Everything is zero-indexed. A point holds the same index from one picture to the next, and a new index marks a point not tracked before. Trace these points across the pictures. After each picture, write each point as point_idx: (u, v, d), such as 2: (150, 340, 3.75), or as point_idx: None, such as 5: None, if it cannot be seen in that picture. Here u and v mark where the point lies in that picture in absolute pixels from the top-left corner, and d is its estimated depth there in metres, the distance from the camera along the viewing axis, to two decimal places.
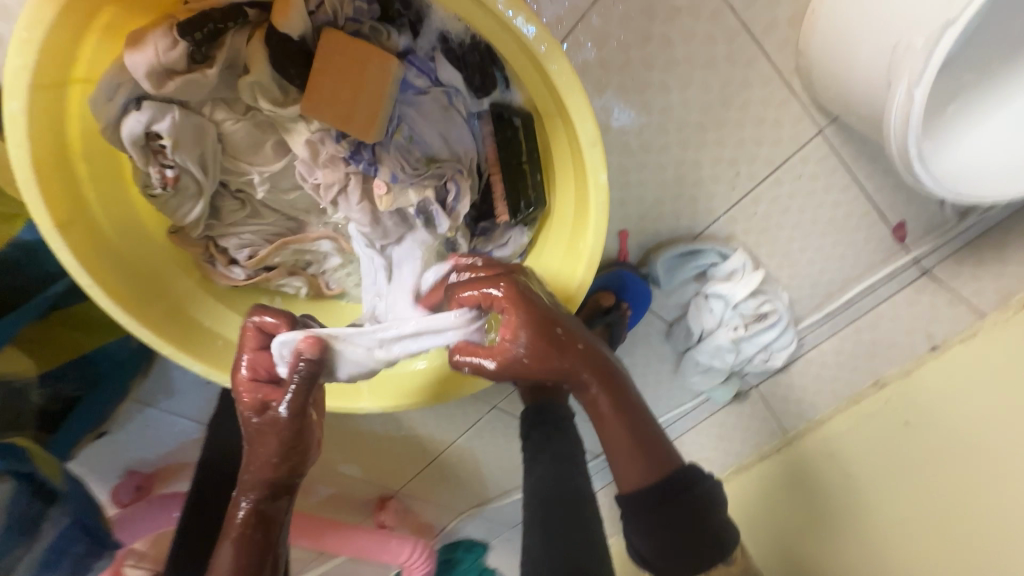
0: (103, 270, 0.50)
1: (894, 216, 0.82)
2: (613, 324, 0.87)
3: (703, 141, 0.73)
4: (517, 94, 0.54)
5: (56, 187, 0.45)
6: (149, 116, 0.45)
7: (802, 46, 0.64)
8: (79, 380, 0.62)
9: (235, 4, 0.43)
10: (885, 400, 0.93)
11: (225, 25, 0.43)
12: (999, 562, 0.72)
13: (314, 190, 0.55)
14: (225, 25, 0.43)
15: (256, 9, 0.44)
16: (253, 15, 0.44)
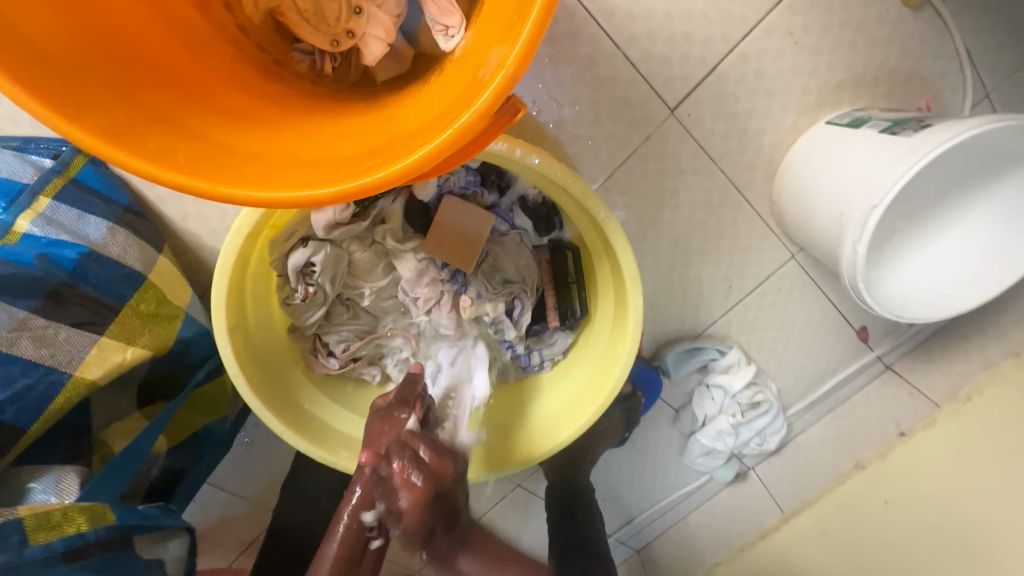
0: (246, 363, 0.64)
1: (858, 322, 1.00)
2: (631, 410, 1.03)
3: (702, 262, 0.92)
4: (569, 233, 0.73)
5: (234, 299, 0.61)
6: (311, 250, 0.63)
7: (776, 197, 0.85)
8: (190, 454, 0.72)
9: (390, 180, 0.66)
10: (865, 481, 1.06)
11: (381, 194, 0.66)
12: None
13: (413, 301, 0.71)
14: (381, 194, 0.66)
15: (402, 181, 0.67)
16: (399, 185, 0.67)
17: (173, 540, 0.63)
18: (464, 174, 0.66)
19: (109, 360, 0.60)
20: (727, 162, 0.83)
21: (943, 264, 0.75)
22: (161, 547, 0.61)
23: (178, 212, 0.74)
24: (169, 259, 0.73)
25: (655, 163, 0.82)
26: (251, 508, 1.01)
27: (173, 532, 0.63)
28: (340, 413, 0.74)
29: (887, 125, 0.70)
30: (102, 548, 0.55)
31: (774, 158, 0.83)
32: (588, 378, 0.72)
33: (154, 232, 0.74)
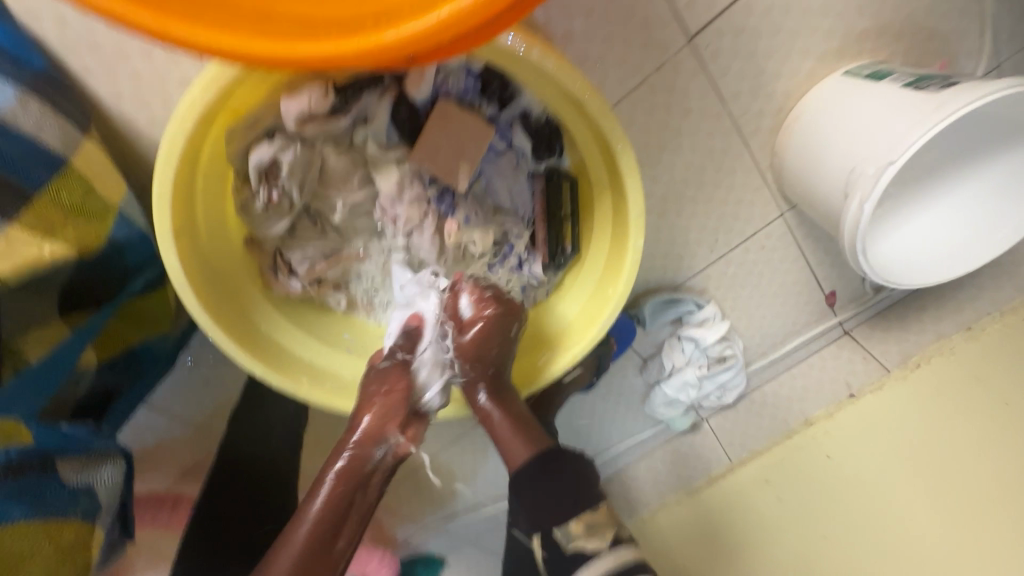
0: (195, 275, 0.56)
1: (829, 286, 1.02)
2: (602, 356, 1.02)
3: (693, 211, 0.88)
4: (568, 160, 0.66)
5: (179, 196, 0.52)
6: (276, 147, 0.54)
7: (778, 149, 0.81)
8: (127, 372, 0.65)
9: (379, 74, 0.57)
10: (811, 436, 1.09)
11: (366, 87, 0.57)
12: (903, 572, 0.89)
13: (392, 220, 0.65)
14: (366, 87, 0.57)
15: (391, 75, 0.57)
16: (388, 80, 0.57)
17: (108, 466, 0.57)
18: (463, 76, 0.57)
19: (20, 254, 0.50)
20: (737, 106, 0.78)
21: (925, 235, 0.75)
22: (95, 474, 0.56)
23: (111, 89, 0.62)
24: (97, 145, 0.61)
25: (664, 97, 0.76)
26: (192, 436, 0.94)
27: (105, 458, 0.58)
28: (300, 337, 0.67)
29: (911, 80, 0.67)
30: (18, 471, 0.49)
31: (783, 106, 0.79)
32: (565, 328, 0.70)
33: (78, 109, 0.61)
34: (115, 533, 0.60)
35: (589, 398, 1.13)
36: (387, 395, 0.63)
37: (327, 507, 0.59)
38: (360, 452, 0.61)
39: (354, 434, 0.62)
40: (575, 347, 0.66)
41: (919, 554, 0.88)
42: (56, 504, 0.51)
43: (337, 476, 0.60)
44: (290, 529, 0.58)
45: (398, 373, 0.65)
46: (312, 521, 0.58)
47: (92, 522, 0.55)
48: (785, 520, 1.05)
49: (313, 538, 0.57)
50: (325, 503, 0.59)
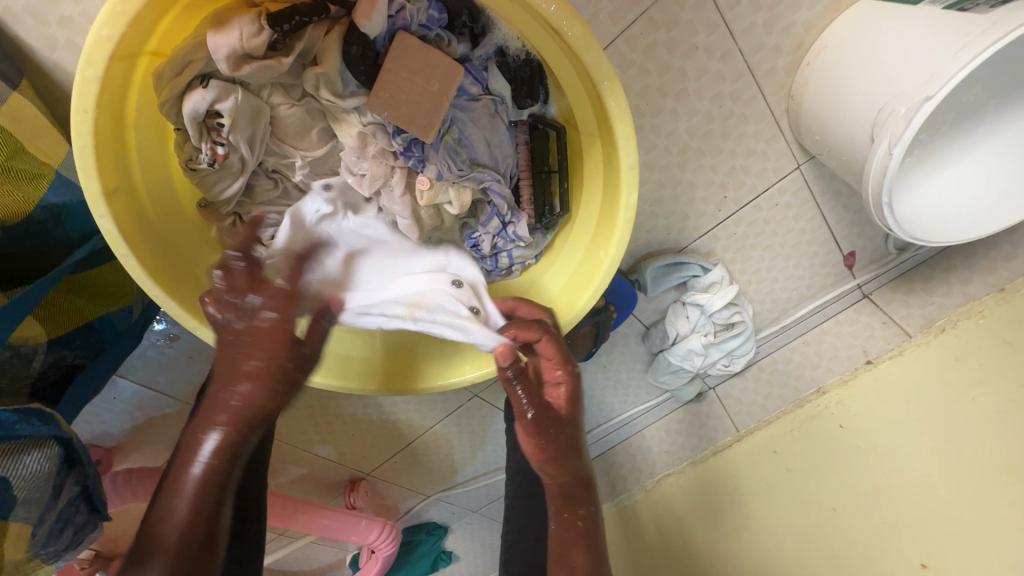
0: (140, 241, 0.50)
1: (847, 246, 0.95)
2: (600, 324, 0.93)
3: (700, 165, 0.80)
4: (554, 108, 0.60)
5: (108, 154, 0.46)
6: (214, 94, 0.48)
7: (795, 92, 0.72)
8: (84, 348, 0.61)
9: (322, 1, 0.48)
10: (824, 406, 1.03)
11: (310, 19, 0.48)
12: (923, 547, 0.84)
13: (358, 180, 0.60)
14: (309, 19, 0.48)
15: (337, 7, 0.50)
16: (334, 12, 0.50)
17: (34, 454, 0.50)
18: (426, 6, 0.51)
19: None
20: (749, 41, 0.69)
21: (956, 186, 0.66)
22: (13, 464, 0.49)
23: (41, 37, 0.55)
24: (26, 100, 0.55)
25: (665, 33, 0.67)
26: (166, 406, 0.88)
27: (35, 444, 0.51)
28: None
29: (955, 1, 0.58)
30: None
31: (802, 42, 0.69)
32: (553, 298, 0.64)
33: (5, 60, 0.55)
34: (83, 514, 0.58)
35: (589, 368, 1.07)
36: (264, 368, 0.52)
37: (199, 496, 0.51)
38: (232, 425, 0.53)
39: (231, 398, 0.52)
40: (564, 320, 0.62)
41: (933, 519, 0.84)
42: None
43: (205, 467, 0.52)
44: (158, 518, 0.50)
45: (276, 325, 0.52)
46: (187, 513, 0.51)
47: (6, 518, 0.49)
48: (796, 492, 1.00)
49: (189, 540, 0.50)
50: (197, 492, 0.51)
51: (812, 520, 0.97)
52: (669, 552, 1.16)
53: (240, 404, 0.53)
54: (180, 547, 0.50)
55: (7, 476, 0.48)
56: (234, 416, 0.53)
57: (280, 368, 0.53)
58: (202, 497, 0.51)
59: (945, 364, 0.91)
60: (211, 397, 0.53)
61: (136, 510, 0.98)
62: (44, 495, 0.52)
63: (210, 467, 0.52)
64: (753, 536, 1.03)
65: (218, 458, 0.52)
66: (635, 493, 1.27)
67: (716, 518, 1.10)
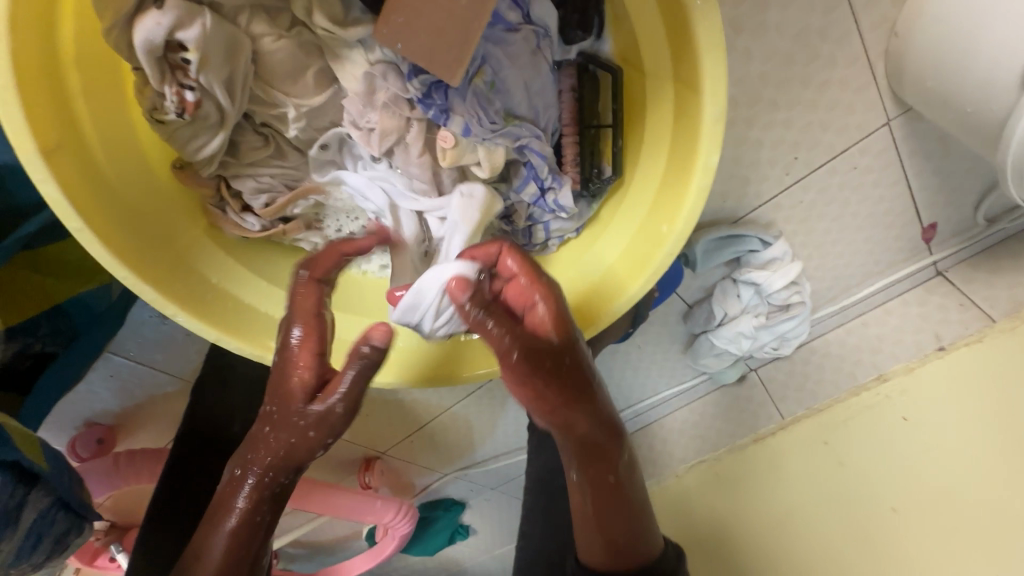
0: (99, 211, 0.41)
1: (928, 217, 0.82)
2: (640, 305, 0.84)
3: (771, 120, 0.67)
4: (609, 44, 0.49)
5: (40, 98, 0.36)
6: (171, 19, 0.37)
7: (901, 26, 0.58)
8: (51, 335, 0.53)
9: None
10: (884, 395, 0.92)
11: None
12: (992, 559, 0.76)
13: (365, 137, 0.49)
14: None
15: None
16: None
17: None
18: None
19: None
20: None
21: None
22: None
23: None
24: None
25: None
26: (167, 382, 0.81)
27: None
28: (264, 289, 0.53)
29: None
30: None
31: None
32: (598, 280, 0.53)
33: None
34: (63, 523, 0.51)
35: (622, 349, 0.98)
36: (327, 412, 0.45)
37: (236, 542, 0.46)
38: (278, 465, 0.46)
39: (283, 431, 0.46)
40: (613, 307, 0.50)
41: (1008, 530, 0.75)
42: None
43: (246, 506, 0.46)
44: (198, 551, 0.46)
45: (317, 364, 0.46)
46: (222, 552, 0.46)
47: None
48: (848, 489, 0.92)
49: None
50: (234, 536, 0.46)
51: (866, 522, 0.89)
52: (700, 539, 1.11)
53: (292, 443, 0.46)
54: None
55: None
56: (286, 456, 0.46)
57: (332, 421, 0.45)
58: (237, 543, 0.46)
59: None
60: (262, 424, 0.47)
61: (140, 492, 0.93)
62: None
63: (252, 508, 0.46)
64: (795, 530, 0.96)
65: (261, 496, 0.47)
66: (664, 479, 1.20)
67: (754, 508, 1.03)
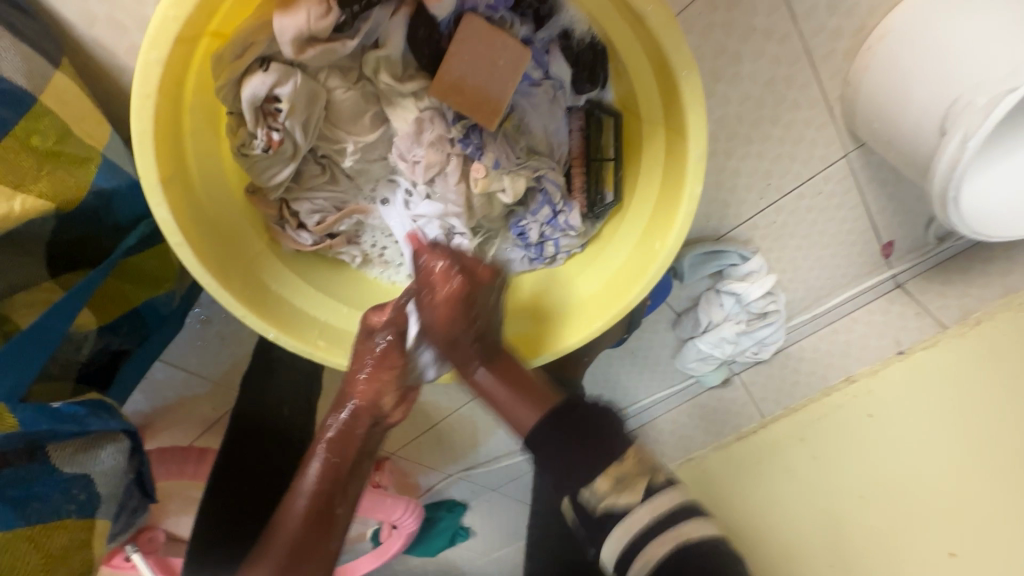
0: (194, 230, 0.50)
1: (886, 235, 0.93)
2: (634, 312, 0.93)
3: (746, 152, 0.78)
4: (612, 93, 0.59)
5: (166, 140, 0.45)
6: (274, 78, 0.47)
7: (853, 77, 0.69)
8: (130, 334, 0.61)
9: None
10: (852, 395, 1.03)
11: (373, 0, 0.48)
12: (949, 539, 0.85)
13: (411, 166, 0.58)
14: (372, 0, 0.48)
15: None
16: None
17: (107, 449, 0.51)
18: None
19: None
20: (810, 23, 0.67)
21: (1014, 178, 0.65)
22: (90, 460, 0.50)
23: (82, 13, 0.53)
24: (69, 79, 0.53)
25: (724, 14, 0.65)
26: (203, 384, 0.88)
27: (108, 438, 0.52)
28: (315, 296, 0.62)
29: None
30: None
31: (865, 24, 0.67)
32: (601, 287, 0.62)
33: (49, 40, 0.53)
34: (136, 498, 0.58)
35: (617, 354, 1.07)
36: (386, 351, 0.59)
37: (323, 478, 0.54)
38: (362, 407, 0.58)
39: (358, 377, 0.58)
40: (615, 310, 0.59)
41: (959, 513, 0.85)
42: (42, 504, 0.46)
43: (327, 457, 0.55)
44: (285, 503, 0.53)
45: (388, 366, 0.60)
46: (309, 494, 0.53)
47: (92, 516, 0.50)
48: (821, 479, 1.01)
49: (313, 511, 0.52)
50: (330, 467, 0.55)
51: (834, 508, 0.98)
52: None
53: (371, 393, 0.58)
54: (301, 534, 0.51)
55: (84, 473, 0.50)
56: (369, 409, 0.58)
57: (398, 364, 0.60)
58: (329, 470, 0.54)
59: (980, 357, 0.89)
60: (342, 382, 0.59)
61: (169, 487, 0.99)
62: (116, 489, 0.52)
63: (348, 436, 0.57)
64: (775, 519, 1.06)
65: (351, 436, 0.57)
66: None
67: (737, 500, 1.13)
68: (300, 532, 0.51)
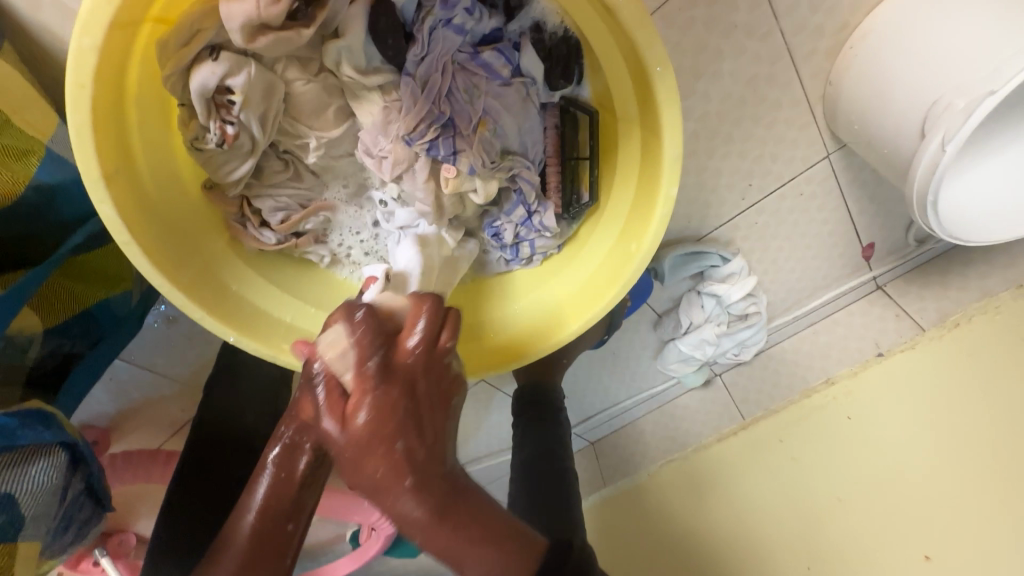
0: (143, 226, 0.47)
1: (867, 237, 0.93)
2: (614, 313, 0.92)
3: (726, 151, 0.77)
4: (588, 90, 0.58)
5: (109, 134, 0.43)
6: (225, 67, 0.45)
7: (834, 76, 0.69)
8: (82, 336, 0.58)
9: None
10: (830, 397, 1.03)
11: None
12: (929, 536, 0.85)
13: (377, 162, 0.56)
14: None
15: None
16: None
17: (40, 463, 0.48)
18: None
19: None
20: (791, 21, 0.65)
21: (994, 180, 0.64)
22: (20, 475, 0.46)
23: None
24: (10, 67, 0.50)
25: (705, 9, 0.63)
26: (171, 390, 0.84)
27: (42, 451, 0.48)
28: (277, 295, 0.60)
29: None
30: None
31: (847, 23, 0.66)
32: (575, 292, 0.61)
33: None
34: (87, 507, 0.55)
35: (598, 354, 1.06)
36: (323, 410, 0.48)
37: (263, 522, 0.50)
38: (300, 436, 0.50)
39: (283, 456, 0.51)
40: (588, 314, 0.58)
41: (939, 513, 0.85)
42: None
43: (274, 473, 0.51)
44: (225, 534, 0.51)
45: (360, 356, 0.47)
46: (257, 512, 0.50)
47: (15, 541, 0.46)
48: (801, 481, 1.01)
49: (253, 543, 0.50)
50: (249, 551, 0.49)
51: (812, 509, 0.98)
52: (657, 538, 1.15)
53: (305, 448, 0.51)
54: (247, 552, 0.49)
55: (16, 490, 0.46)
56: (312, 433, 0.50)
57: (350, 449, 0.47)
58: (258, 536, 0.50)
59: (955, 358, 0.91)
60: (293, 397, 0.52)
61: (134, 492, 0.96)
62: (51, 500, 0.49)
63: (282, 484, 0.51)
64: (756, 519, 1.04)
65: (319, 440, 0.50)
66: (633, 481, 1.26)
67: (715, 501, 1.11)
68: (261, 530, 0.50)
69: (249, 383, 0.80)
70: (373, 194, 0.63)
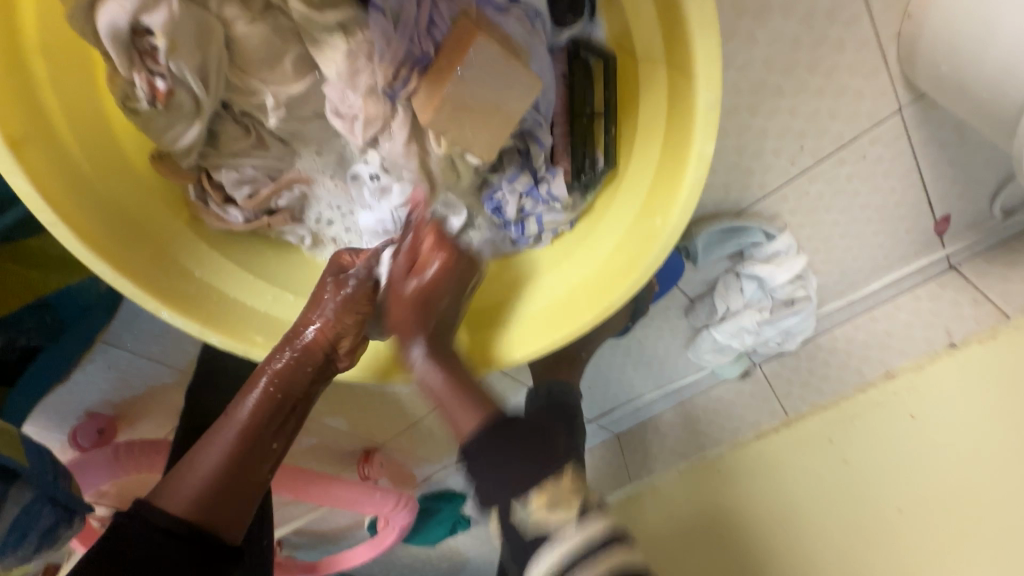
0: (75, 206, 0.43)
1: (941, 209, 0.79)
2: (640, 299, 0.82)
3: (775, 107, 0.64)
4: (601, 28, 0.51)
5: (7, 97, 0.40)
6: (134, 2, 0.41)
7: (915, 8, 0.56)
8: (37, 329, 0.53)
9: None
10: (894, 391, 0.86)
11: None
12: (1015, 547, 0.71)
13: (349, 121, 0.51)
14: None
15: None
16: None
17: None
18: None
19: None
20: None
21: None
22: None
23: None
24: None
25: None
26: (161, 392, 0.74)
27: None
28: (247, 280, 0.54)
29: None
30: None
31: None
32: (593, 273, 0.53)
33: None
34: (51, 516, 0.51)
35: (623, 344, 0.96)
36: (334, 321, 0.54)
37: (252, 428, 0.51)
38: (311, 350, 0.53)
39: (277, 361, 0.52)
40: (606, 303, 0.50)
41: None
42: None
43: (268, 390, 0.52)
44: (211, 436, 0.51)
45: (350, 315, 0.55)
46: (246, 421, 0.51)
47: None
48: (854, 487, 0.87)
49: (224, 468, 0.50)
50: (236, 444, 0.51)
51: (862, 522, 0.85)
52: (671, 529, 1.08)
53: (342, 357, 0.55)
54: (225, 468, 0.50)
55: None
56: (319, 344, 0.53)
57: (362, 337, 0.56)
58: (243, 436, 0.51)
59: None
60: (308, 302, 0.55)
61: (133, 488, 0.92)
62: None
63: (281, 385, 0.52)
64: (801, 525, 0.91)
65: (320, 342, 0.53)
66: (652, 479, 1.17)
67: (748, 491, 0.99)
68: (230, 469, 0.50)
69: (238, 373, 0.76)
70: (357, 168, 0.57)
